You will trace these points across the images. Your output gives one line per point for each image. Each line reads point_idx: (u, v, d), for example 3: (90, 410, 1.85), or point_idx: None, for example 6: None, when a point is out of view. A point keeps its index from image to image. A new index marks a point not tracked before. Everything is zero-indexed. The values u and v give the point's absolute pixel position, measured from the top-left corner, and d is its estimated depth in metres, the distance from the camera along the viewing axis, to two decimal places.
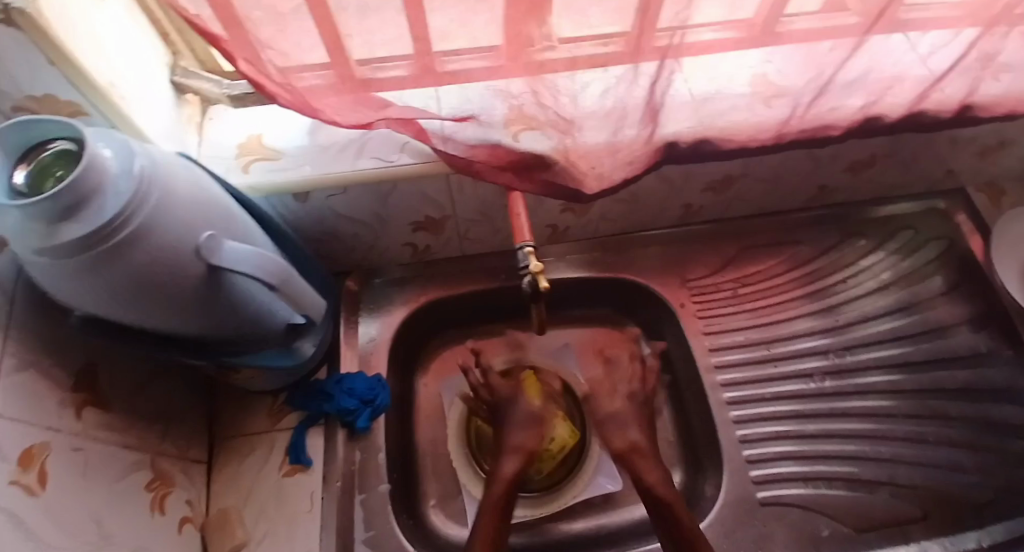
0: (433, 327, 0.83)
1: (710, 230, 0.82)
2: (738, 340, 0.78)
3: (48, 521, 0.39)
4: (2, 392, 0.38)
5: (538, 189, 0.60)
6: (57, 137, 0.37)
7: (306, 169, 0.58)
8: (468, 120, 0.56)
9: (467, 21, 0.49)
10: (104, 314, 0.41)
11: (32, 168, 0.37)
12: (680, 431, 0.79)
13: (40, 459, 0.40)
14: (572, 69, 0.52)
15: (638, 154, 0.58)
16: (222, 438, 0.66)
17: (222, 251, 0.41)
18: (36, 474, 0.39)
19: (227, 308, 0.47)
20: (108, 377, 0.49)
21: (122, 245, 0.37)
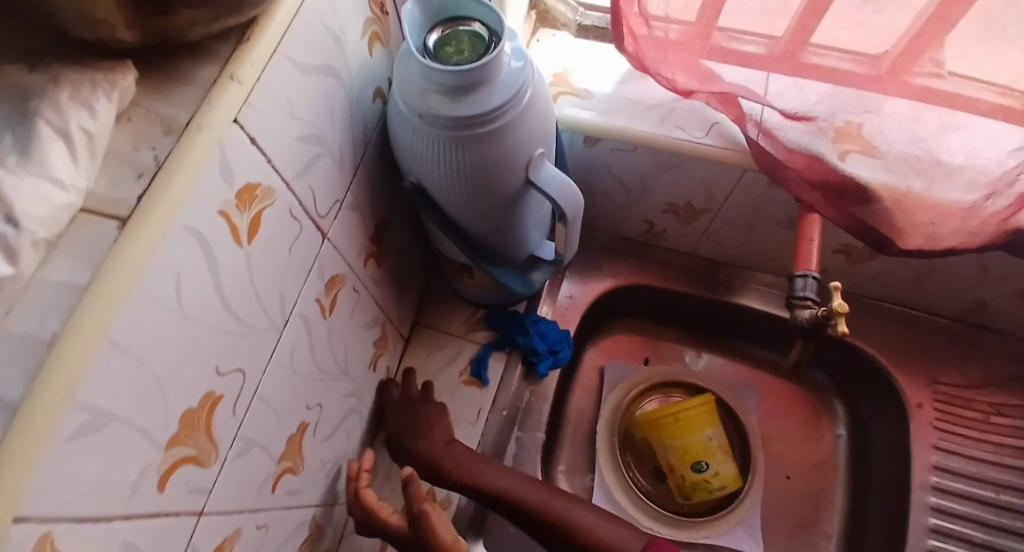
0: (625, 307, 0.81)
1: (985, 339, 0.69)
2: (970, 472, 0.66)
3: (324, 341, 0.44)
4: (342, 222, 0.42)
5: (839, 221, 0.53)
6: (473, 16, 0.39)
7: (608, 116, 0.57)
8: (803, 119, 0.51)
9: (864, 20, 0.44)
10: (425, 183, 0.45)
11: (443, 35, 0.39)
12: (846, 530, 0.69)
13: (336, 287, 0.44)
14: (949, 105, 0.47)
15: (982, 232, 0.49)
16: (422, 324, 0.70)
17: (541, 171, 0.43)
18: (331, 299, 0.43)
19: (512, 221, 0.48)
20: (392, 236, 0.54)
21: (485, 135, 0.38)
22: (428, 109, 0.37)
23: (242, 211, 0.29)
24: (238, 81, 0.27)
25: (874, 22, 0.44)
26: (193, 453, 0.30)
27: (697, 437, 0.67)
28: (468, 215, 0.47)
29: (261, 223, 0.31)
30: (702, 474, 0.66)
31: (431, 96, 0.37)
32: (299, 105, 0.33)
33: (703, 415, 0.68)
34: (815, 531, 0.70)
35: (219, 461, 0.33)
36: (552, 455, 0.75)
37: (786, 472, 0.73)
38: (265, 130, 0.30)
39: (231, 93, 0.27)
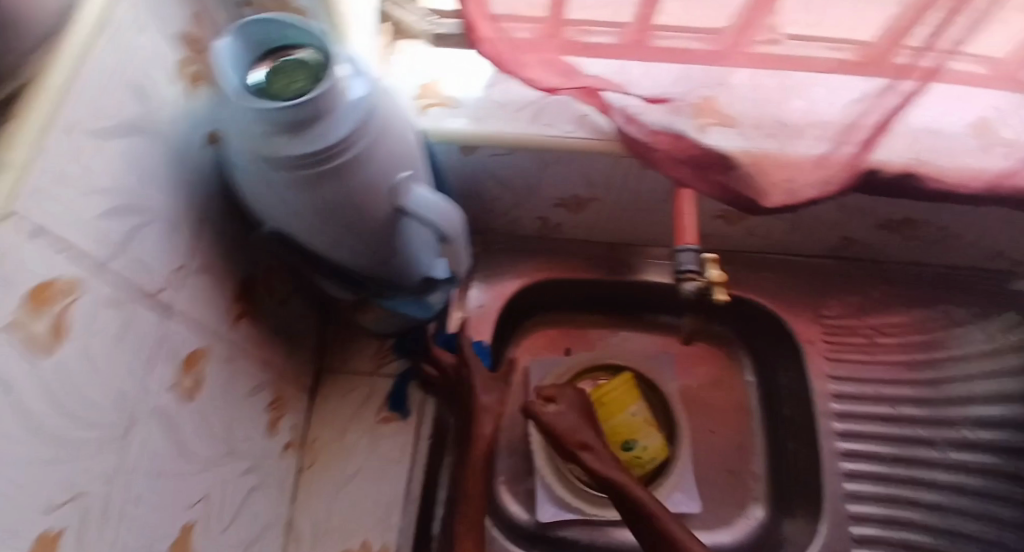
0: (537, 303, 0.82)
1: (853, 269, 0.75)
2: (864, 392, 0.71)
3: (194, 425, 0.39)
4: (187, 289, 0.37)
5: (712, 191, 0.55)
6: (299, 43, 0.36)
7: (478, 123, 0.54)
8: (664, 102, 0.52)
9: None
10: (287, 232, 0.40)
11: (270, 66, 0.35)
12: (770, 467, 0.74)
13: (198, 363, 0.39)
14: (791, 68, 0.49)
15: (842, 175, 0.51)
16: (328, 370, 0.65)
17: (409, 196, 0.40)
18: (194, 379, 0.38)
19: (391, 249, 0.45)
20: (264, 289, 0.49)
21: (338, 169, 0.35)
22: (264, 151, 0.33)
23: (41, 316, 0.24)
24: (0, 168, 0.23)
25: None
26: None
27: (625, 415, 0.69)
28: (341, 252, 0.43)
29: (69, 326, 0.26)
30: (632, 452, 0.68)
31: (267, 136, 0.33)
32: (99, 176, 0.28)
33: (625, 393, 0.70)
34: (745, 477, 0.74)
35: None
36: None
37: (710, 427, 0.76)
38: (55, 215, 0.25)
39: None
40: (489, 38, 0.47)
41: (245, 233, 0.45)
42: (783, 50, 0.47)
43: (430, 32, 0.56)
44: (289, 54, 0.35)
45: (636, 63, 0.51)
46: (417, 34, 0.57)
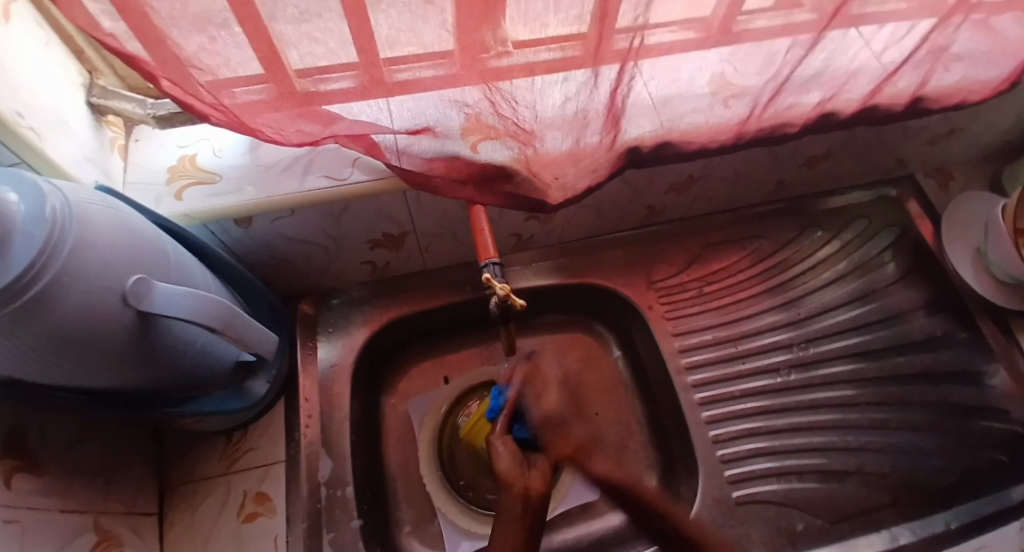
0: (400, 343, 0.79)
1: (671, 229, 0.81)
2: (706, 339, 0.77)
3: None
4: None
5: (500, 202, 0.58)
6: None
7: (245, 193, 0.53)
8: (423, 132, 0.52)
9: (415, 28, 0.43)
10: (23, 375, 0.37)
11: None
12: (653, 432, 0.77)
13: None
14: (531, 75, 0.48)
15: (601, 161, 0.57)
16: (173, 487, 0.61)
17: (155, 295, 0.37)
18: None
19: (164, 355, 0.42)
20: (37, 437, 0.46)
21: (38, 301, 0.33)
22: None
23: None
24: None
25: (424, 28, 0.43)
26: None
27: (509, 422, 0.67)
28: (99, 379, 0.40)
29: None
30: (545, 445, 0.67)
31: None
32: None
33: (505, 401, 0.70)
34: (633, 448, 0.77)
35: None
36: (390, 522, 0.71)
37: (594, 409, 0.79)
38: None
39: None
40: (209, 108, 0.45)
41: None
42: (515, 62, 0.45)
43: (153, 115, 0.56)
44: None
45: (391, 99, 0.49)
46: (141, 119, 0.56)
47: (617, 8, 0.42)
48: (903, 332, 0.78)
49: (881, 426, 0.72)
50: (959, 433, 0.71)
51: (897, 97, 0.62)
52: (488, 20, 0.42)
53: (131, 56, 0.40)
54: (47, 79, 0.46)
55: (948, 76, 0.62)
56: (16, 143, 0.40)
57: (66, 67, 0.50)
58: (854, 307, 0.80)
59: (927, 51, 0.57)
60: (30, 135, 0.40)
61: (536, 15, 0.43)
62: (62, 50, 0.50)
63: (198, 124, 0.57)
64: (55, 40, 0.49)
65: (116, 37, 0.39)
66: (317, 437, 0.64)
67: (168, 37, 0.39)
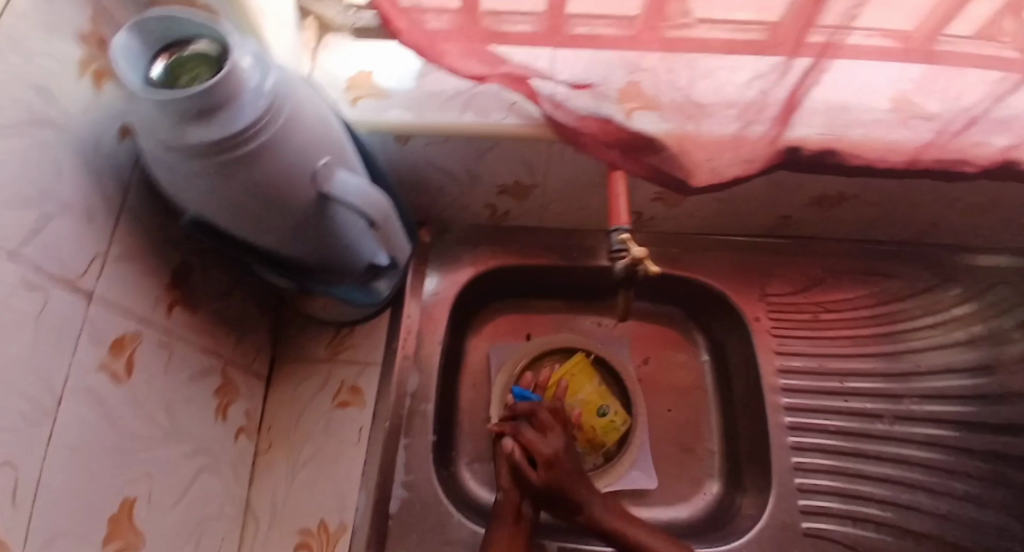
0: (496, 291, 0.82)
1: (795, 247, 0.78)
2: (807, 366, 0.73)
3: (131, 406, 0.41)
4: (120, 283, 0.41)
5: (640, 172, 0.58)
6: (201, 36, 0.39)
7: (410, 112, 0.57)
8: (586, 88, 0.53)
9: None
10: (212, 220, 0.42)
11: (171, 61, 0.38)
12: (724, 442, 0.76)
13: (129, 348, 0.41)
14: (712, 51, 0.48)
15: (760, 153, 0.54)
16: (282, 360, 0.67)
17: (335, 180, 0.42)
18: (124, 362, 0.41)
19: (323, 236, 0.47)
20: (198, 277, 0.51)
21: (246, 157, 0.37)
22: (171, 139, 0.35)
23: None
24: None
25: None
26: None
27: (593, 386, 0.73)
28: (270, 241, 0.45)
29: None
30: (606, 416, 0.72)
31: (173, 126, 0.35)
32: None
33: (582, 372, 0.73)
34: (698, 452, 0.76)
35: None
36: (452, 450, 0.75)
37: (666, 405, 0.79)
38: None
39: None
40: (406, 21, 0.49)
41: (170, 223, 0.47)
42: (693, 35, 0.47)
43: (352, 25, 0.61)
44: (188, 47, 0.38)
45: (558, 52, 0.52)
46: (339, 26, 0.61)
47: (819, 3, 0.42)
48: None
49: (981, 503, 0.66)
50: None
51: None
52: None
53: None
54: None
55: None
56: (239, 17, 0.46)
57: None
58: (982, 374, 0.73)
59: None
60: (251, 14, 0.46)
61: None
62: None
63: (385, 41, 0.62)
64: None
65: None
66: (411, 353, 0.68)
67: None
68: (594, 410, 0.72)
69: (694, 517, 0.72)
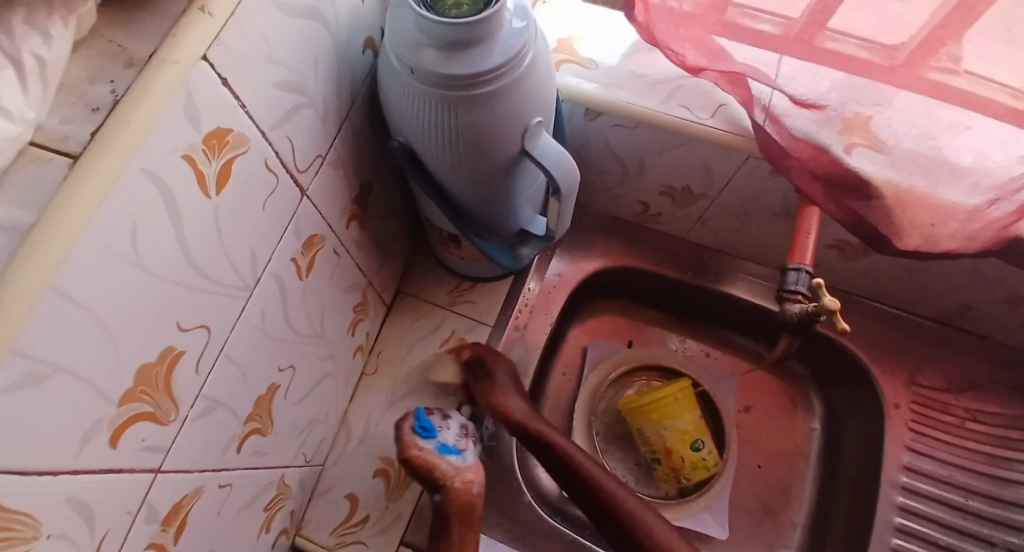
0: (613, 288, 0.80)
1: (962, 342, 0.69)
2: (937, 472, 0.66)
3: (300, 303, 0.43)
4: (323, 186, 0.42)
5: (839, 214, 0.51)
6: None
7: (609, 89, 0.55)
8: (810, 108, 0.49)
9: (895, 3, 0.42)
10: (415, 147, 0.43)
11: None
12: (812, 519, 0.70)
13: (315, 249, 0.43)
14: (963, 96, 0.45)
15: (985, 234, 0.47)
16: (405, 293, 0.69)
17: (539, 141, 0.41)
18: (308, 260, 0.42)
19: (504, 191, 0.46)
20: (376, 197, 0.53)
21: (480, 98, 0.37)
22: (421, 63, 0.35)
23: (210, 159, 0.28)
24: (209, 10, 0.26)
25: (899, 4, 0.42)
26: (151, 409, 0.29)
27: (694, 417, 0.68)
28: (457, 182, 0.45)
29: (231, 171, 0.30)
30: (699, 452, 0.67)
31: (427, 50, 0.35)
32: (281, 45, 0.31)
33: (685, 399, 0.68)
34: (780, 520, 0.70)
35: (179, 419, 0.32)
36: None
37: (757, 460, 0.73)
38: (249, 84, 0.29)
39: (204, 24, 0.26)
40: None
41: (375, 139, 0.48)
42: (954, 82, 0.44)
43: None
44: None
45: (785, 59, 0.48)
46: None
47: None
48: None
49: None
50: None
51: None
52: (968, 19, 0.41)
53: None
54: None
55: None
56: None
57: None
58: None
59: None
60: None
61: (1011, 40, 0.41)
62: None
63: (610, 12, 0.60)
64: None
65: None
66: (522, 324, 0.70)
67: None
68: (686, 444, 0.67)
69: None
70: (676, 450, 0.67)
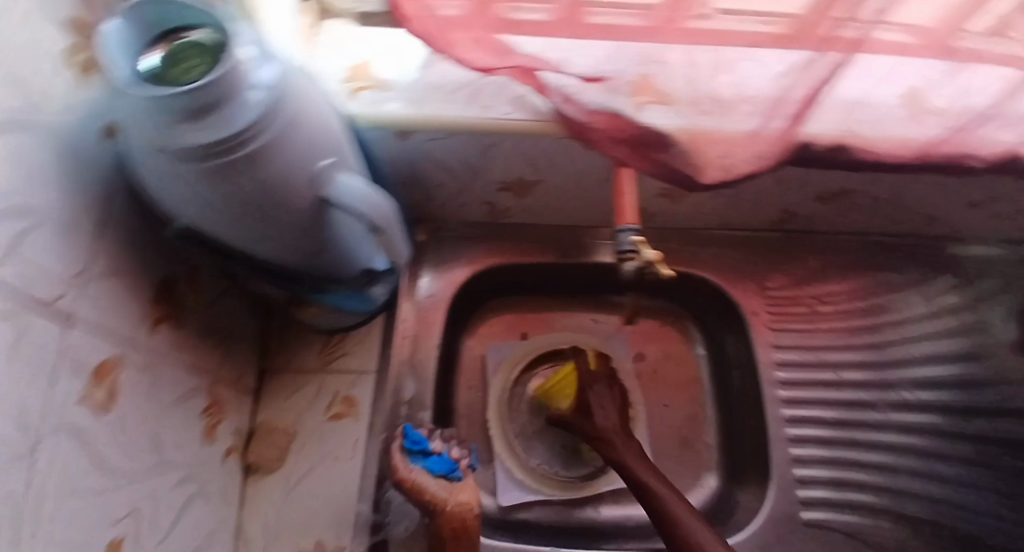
0: (489, 290, 0.79)
1: (794, 242, 0.77)
2: (805, 359, 0.74)
3: (114, 435, 0.38)
4: (102, 305, 0.38)
5: (650, 169, 0.55)
6: (196, 25, 0.35)
7: (411, 106, 0.53)
8: (597, 82, 0.51)
9: None
10: (202, 230, 0.39)
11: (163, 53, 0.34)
12: (722, 437, 0.76)
13: (111, 375, 0.38)
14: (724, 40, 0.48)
15: (770, 152, 0.52)
16: (272, 370, 0.64)
17: (335, 186, 0.40)
18: (106, 390, 0.37)
19: (322, 242, 0.44)
20: (187, 289, 0.49)
21: (244, 159, 0.34)
22: (165, 141, 0.32)
23: None
24: None
25: None
26: None
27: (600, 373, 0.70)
28: (266, 250, 0.42)
29: None
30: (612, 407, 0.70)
31: (166, 127, 0.32)
32: None
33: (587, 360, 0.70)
34: (697, 448, 0.75)
35: None
36: None
37: (663, 401, 0.77)
38: None
39: None
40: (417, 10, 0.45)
41: (159, 232, 0.45)
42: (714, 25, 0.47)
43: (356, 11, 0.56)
44: (180, 36, 0.34)
45: (574, 42, 0.51)
46: (342, 12, 0.57)
47: None
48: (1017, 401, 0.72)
49: (970, 486, 0.68)
50: None
51: None
52: None
53: None
54: None
55: None
56: None
57: None
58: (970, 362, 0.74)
59: None
60: None
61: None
62: None
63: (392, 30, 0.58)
64: None
65: None
66: (408, 357, 0.68)
67: None
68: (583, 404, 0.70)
69: None
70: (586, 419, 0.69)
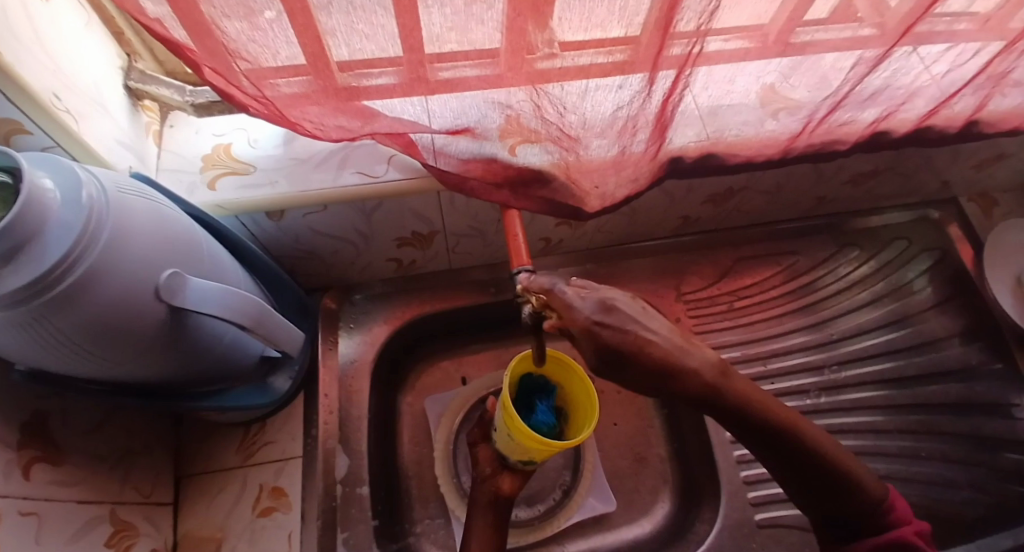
0: (417, 341, 0.75)
1: (704, 241, 0.79)
2: (735, 356, 0.75)
3: None
4: None
5: (534, 206, 0.57)
6: None
7: (280, 186, 0.52)
8: (463, 133, 0.50)
9: (465, 27, 0.40)
10: (53, 366, 0.38)
11: None
12: (672, 448, 0.76)
13: None
14: (583, 78, 0.45)
15: (642, 170, 0.56)
16: (189, 475, 0.61)
17: (188, 290, 0.38)
18: None
19: (191, 347, 0.43)
20: (61, 420, 0.47)
21: (70, 293, 0.33)
22: None
23: None
24: None
25: (474, 27, 0.40)
26: None
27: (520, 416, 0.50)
28: (131, 369, 0.41)
29: None
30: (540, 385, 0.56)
31: None
32: None
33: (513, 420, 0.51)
34: (652, 462, 0.75)
35: None
36: (405, 522, 0.67)
37: (613, 420, 0.77)
38: None
39: None
40: (249, 97, 0.44)
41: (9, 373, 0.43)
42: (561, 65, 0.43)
43: (191, 103, 0.55)
44: None
45: (432, 100, 0.46)
46: (177, 105, 0.55)
47: (678, 9, 0.39)
48: (937, 361, 0.75)
49: (909, 456, 0.70)
50: (987, 467, 0.69)
51: (953, 119, 0.60)
52: (539, 16, 0.39)
53: (175, 44, 0.39)
54: (84, 62, 0.45)
55: (1006, 101, 0.60)
56: (53, 127, 0.39)
57: (104, 49, 0.49)
58: (890, 330, 0.77)
59: (988, 76, 0.55)
60: (65, 119, 0.40)
61: (584, 12, 0.39)
62: (102, 32, 0.49)
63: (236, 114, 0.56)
64: (98, 23, 0.48)
65: (160, 21, 0.37)
66: (335, 433, 0.63)
67: (218, 30, 0.38)
68: (502, 405, 0.53)
69: (655, 531, 0.71)
70: (509, 451, 0.56)
